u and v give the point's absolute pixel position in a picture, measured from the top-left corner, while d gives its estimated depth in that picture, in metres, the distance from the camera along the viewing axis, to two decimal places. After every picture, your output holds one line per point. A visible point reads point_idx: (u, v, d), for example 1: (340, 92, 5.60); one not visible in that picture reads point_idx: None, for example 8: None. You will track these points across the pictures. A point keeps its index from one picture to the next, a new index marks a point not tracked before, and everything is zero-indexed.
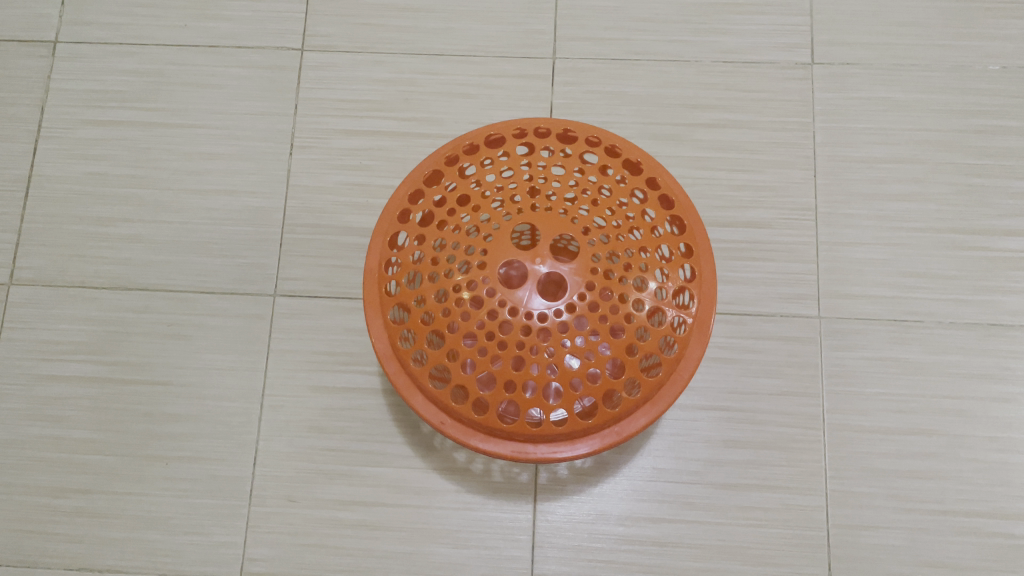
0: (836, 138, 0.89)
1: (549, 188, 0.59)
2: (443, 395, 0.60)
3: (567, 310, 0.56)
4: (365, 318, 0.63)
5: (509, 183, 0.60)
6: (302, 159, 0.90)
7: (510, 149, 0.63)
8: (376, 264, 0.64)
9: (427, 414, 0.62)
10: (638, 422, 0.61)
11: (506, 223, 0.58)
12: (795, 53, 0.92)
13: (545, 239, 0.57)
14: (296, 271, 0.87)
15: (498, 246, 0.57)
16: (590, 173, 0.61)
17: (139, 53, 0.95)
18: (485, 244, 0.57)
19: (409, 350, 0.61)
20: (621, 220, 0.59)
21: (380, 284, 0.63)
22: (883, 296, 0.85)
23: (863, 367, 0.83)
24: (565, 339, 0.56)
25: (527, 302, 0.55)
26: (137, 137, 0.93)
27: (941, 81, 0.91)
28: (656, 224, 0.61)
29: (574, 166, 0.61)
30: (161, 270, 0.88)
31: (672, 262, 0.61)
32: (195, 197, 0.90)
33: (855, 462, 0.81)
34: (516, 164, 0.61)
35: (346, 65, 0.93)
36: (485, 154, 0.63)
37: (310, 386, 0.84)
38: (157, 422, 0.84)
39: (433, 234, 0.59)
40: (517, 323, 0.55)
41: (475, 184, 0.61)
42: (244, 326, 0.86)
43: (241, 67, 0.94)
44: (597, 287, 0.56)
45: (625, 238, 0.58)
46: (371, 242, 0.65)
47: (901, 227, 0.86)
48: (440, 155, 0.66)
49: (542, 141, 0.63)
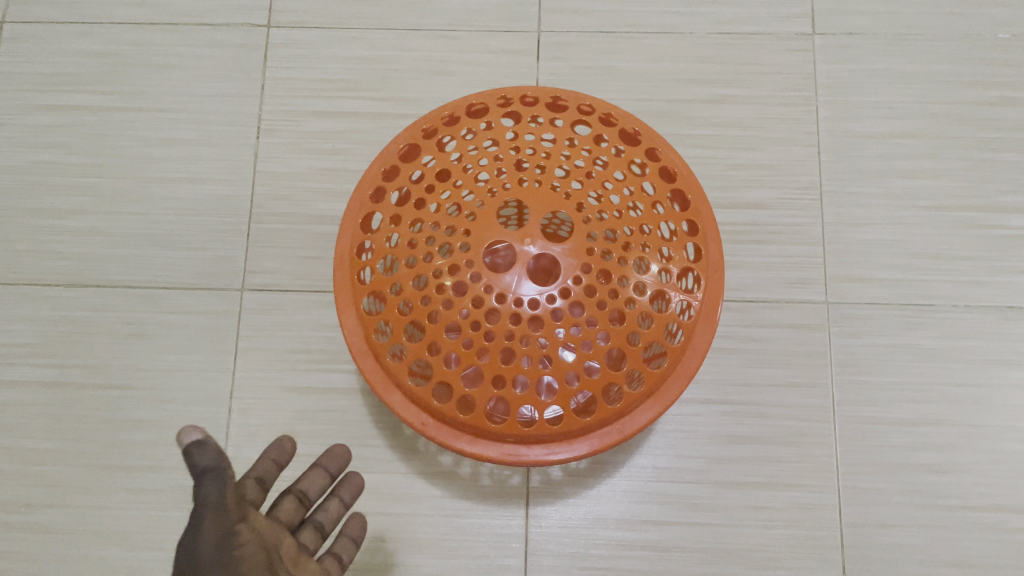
0: (841, 113, 0.84)
1: (539, 162, 0.53)
2: (424, 391, 0.54)
3: (562, 295, 0.50)
4: (338, 310, 0.57)
5: (492, 156, 0.54)
6: (271, 143, 0.84)
7: (493, 117, 0.56)
8: (348, 250, 0.58)
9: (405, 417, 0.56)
10: (643, 421, 0.55)
11: (491, 200, 0.52)
12: (796, 23, 0.86)
13: (535, 217, 0.51)
14: (266, 263, 0.81)
15: (484, 227, 0.51)
16: (583, 144, 0.55)
17: (93, 32, 0.88)
18: (468, 222, 0.52)
19: (385, 346, 0.55)
20: (619, 195, 0.53)
21: (353, 270, 0.57)
22: (894, 279, 0.79)
23: (874, 355, 0.78)
24: (559, 329, 0.50)
25: (517, 289, 0.50)
26: (92, 123, 0.86)
27: (950, 50, 0.85)
28: (658, 199, 0.54)
29: (565, 137, 0.55)
30: (120, 265, 0.82)
31: (676, 242, 0.55)
32: (156, 186, 0.84)
33: (869, 455, 0.76)
34: (501, 135, 0.55)
35: (316, 42, 0.87)
36: (466, 124, 0.57)
37: (283, 388, 0.78)
38: (118, 429, 0.78)
39: (408, 216, 0.53)
40: (505, 310, 0.50)
41: (456, 160, 0.55)
42: (210, 323, 0.80)
43: (204, 46, 0.87)
44: (594, 269, 0.51)
45: (624, 215, 0.52)
46: (341, 226, 0.59)
47: (911, 206, 0.81)
48: (413, 128, 0.59)
49: (529, 110, 0.56)
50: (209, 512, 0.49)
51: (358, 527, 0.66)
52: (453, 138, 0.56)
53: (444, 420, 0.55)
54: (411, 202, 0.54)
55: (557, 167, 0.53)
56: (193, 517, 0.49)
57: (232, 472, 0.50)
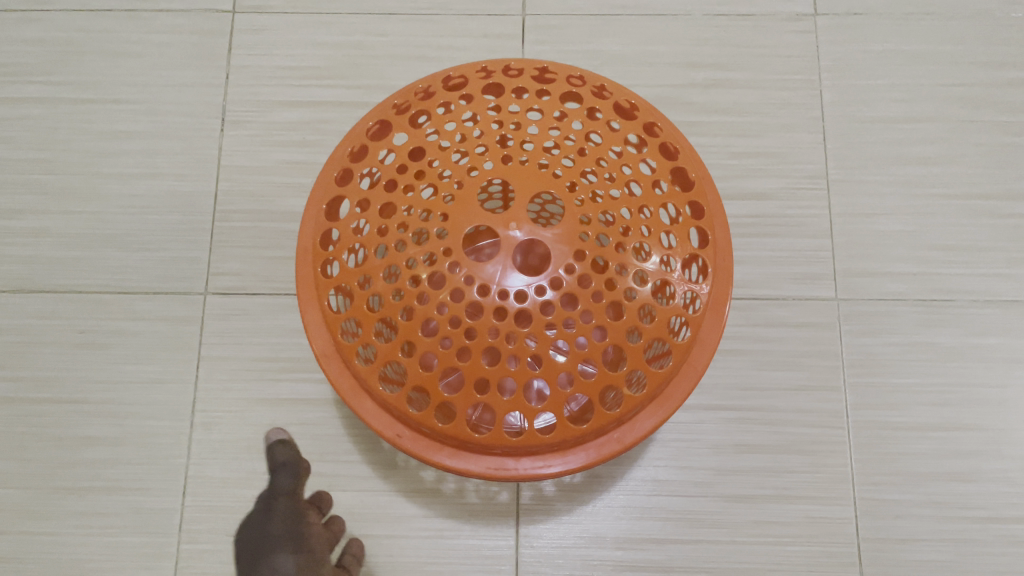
0: (847, 97, 0.78)
1: (524, 136, 0.47)
2: (398, 399, 0.48)
3: (553, 287, 0.44)
4: (301, 308, 0.51)
5: (472, 131, 0.48)
6: (236, 135, 0.78)
7: (472, 90, 0.50)
8: (312, 240, 0.52)
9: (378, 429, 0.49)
10: (646, 430, 0.49)
11: (470, 180, 0.46)
12: (798, 2, 0.81)
13: (520, 198, 0.45)
14: (231, 264, 0.75)
15: (462, 210, 0.45)
16: (573, 117, 0.49)
17: (43, 19, 0.82)
18: (445, 205, 0.46)
19: (354, 349, 0.49)
20: (615, 173, 0.47)
21: (317, 262, 0.51)
22: (909, 274, 0.74)
23: (890, 355, 0.72)
24: (550, 324, 0.44)
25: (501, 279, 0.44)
26: (42, 116, 0.79)
27: (962, 30, 0.80)
28: (658, 177, 0.48)
29: (553, 110, 0.49)
30: (71, 268, 0.75)
31: (681, 226, 0.48)
32: (111, 183, 0.77)
33: (887, 464, 0.70)
34: (482, 109, 0.49)
35: (285, 28, 0.81)
36: (442, 98, 0.51)
37: (249, 400, 0.71)
38: (69, 448, 0.72)
39: (377, 200, 0.47)
40: (489, 304, 0.44)
41: (431, 136, 0.49)
42: (170, 331, 0.73)
43: (164, 33, 0.81)
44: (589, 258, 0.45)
45: (621, 195, 0.46)
46: (305, 214, 0.52)
47: (924, 195, 0.76)
48: (383, 105, 0.53)
49: (513, 81, 0.51)
50: (281, 494, 0.60)
51: (362, 544, 0.66)
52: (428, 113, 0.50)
53: (421, 432, 0.49)
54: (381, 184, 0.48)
55: (545, 143, 0.47)
56: (268, 502, 0.60)
57: (304, 466, 0.62)
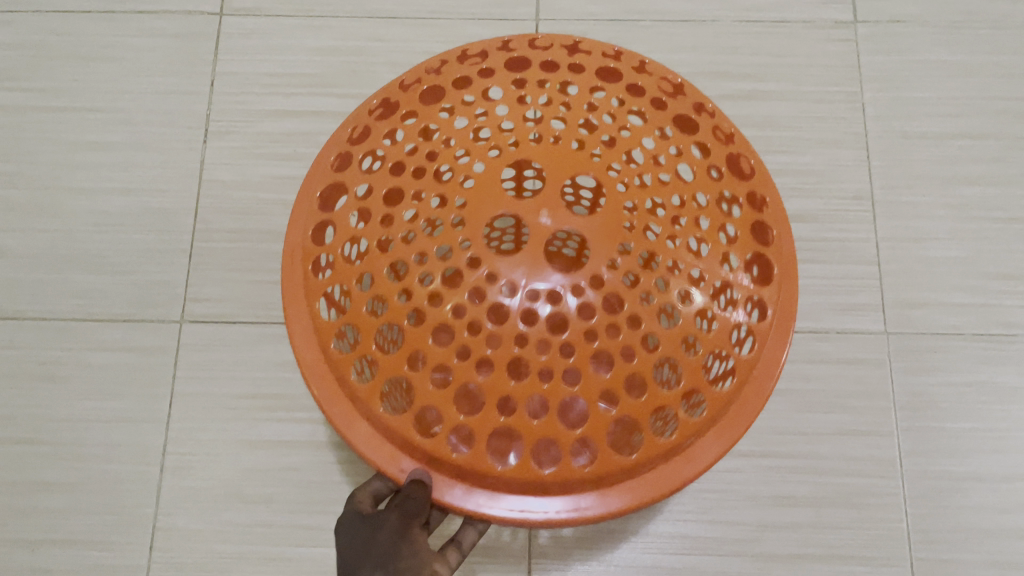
0: (891, 110, 0.72)
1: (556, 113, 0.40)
2: (403, 422, 0.39)
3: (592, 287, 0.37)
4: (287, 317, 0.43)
5: (494, 104, 0.41)
6: (220, 148, 0.71)
7: (493, 62, 0.44)
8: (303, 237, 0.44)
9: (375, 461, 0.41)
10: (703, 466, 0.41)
11: (492, 159, 0.39)
12: (834, 9, 0.74)
13: (552, 181, 0.38)
14: (210, 289, 0.67)
15: (485, 197, 0.38)
16: (613, 94, 0.42)
17: (13, 21, 0.75)
18: (463, 188, 0.38)
19: (351, 362, 0.41)
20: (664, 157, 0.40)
21: (307, 262, 0.43)
22: (966, 304, 0.66)
23: (946, 395, 0.64)
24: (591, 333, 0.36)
25: (531, 276, 0.37)
26: (7, 125, 0.72)
27: (1014, 39, 0.73)
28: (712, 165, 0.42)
29: (589, 83, 0.42)
30: (31, 292, 0.68)
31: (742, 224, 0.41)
32: (80, 199, 0.70)
33: (948, 519, 0.62)
34: (506, 81, 0.42)
35: (276, 32, 0.74)
36: (459, 73, 0.44)
37: (226, 441, 0.63)
38: (21, 494, 0.63)
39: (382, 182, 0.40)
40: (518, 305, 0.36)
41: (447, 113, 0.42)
42: (139, 362, 0.66)
43: (145, 37, 0.75)
44: (635, 251, 0.38)
45: (672, 181, 0.40)
46: (295, 210, 0.45)
47: (980, 217, 0.69)
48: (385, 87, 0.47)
49: (541, 53, 0.44)
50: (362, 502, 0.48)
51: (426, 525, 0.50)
52: (442, 87, 0.43)
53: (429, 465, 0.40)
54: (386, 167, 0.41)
55: (579, 121, 0.40)
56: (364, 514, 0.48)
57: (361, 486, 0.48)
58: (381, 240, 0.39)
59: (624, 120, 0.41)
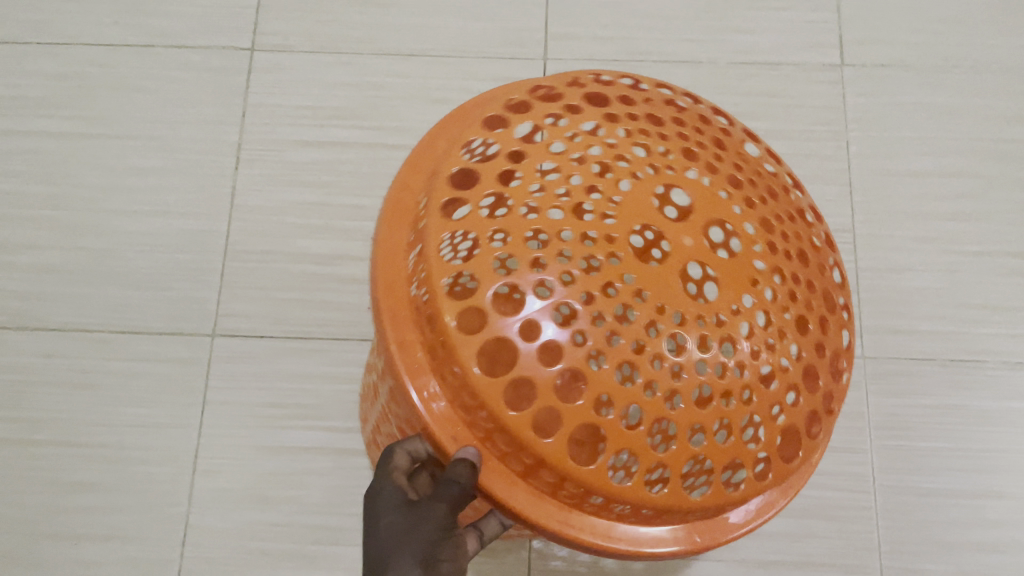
0: (874, 148, 0.77)
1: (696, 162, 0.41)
2: (494, 391, 0.36)
3: (716, 333, 0.37)
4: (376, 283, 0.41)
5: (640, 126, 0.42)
6: (250, 175, 0.77)
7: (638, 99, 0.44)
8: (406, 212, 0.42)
9: (416, 398, 0.38)
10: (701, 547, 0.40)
11: (650, 180, 0.39)
12: (823, 53, 0.79)
13: (696, 214, 0.39)
14: (240, 306, 0.73)
15: (633, 215, 0.38)
16: (744, 165, 0.44)
17: (60, 53, 0.81)
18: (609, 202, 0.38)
19: (436, 293, 0.37)
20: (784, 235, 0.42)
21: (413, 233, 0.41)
22: (939, 332, 0.71)
23: (919, 417, 0.69)
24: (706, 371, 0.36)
25: (664, 295, 0.37)
26: (53, 150, 0.78)
27: (992, 83, 0.78)
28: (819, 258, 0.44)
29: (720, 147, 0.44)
30: (74, 306, 0.73)
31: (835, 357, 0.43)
32: (121, 220, 0.76)
33: (917, 532, 0.67)
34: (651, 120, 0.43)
35: (303, 67, 0.80)
36: (605, 96, 0.44)
37: (253, 447, 0.69)
38: (64, 492, 0.69)
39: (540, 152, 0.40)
40: (647, 312, 0.36)
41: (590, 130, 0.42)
42: (173, 372, 0.71)
43: (181, 70, 0.80)
44: (754, 315, 0.38)
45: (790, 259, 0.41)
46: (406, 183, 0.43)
47: (955, 251, 0.74)
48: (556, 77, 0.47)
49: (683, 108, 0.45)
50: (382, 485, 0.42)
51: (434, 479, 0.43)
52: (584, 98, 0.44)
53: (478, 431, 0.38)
54: (547, 143, 0.40)
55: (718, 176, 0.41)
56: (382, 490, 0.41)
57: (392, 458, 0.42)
58: (525, 200, 0.38)
59: (752, 191, 0.42)
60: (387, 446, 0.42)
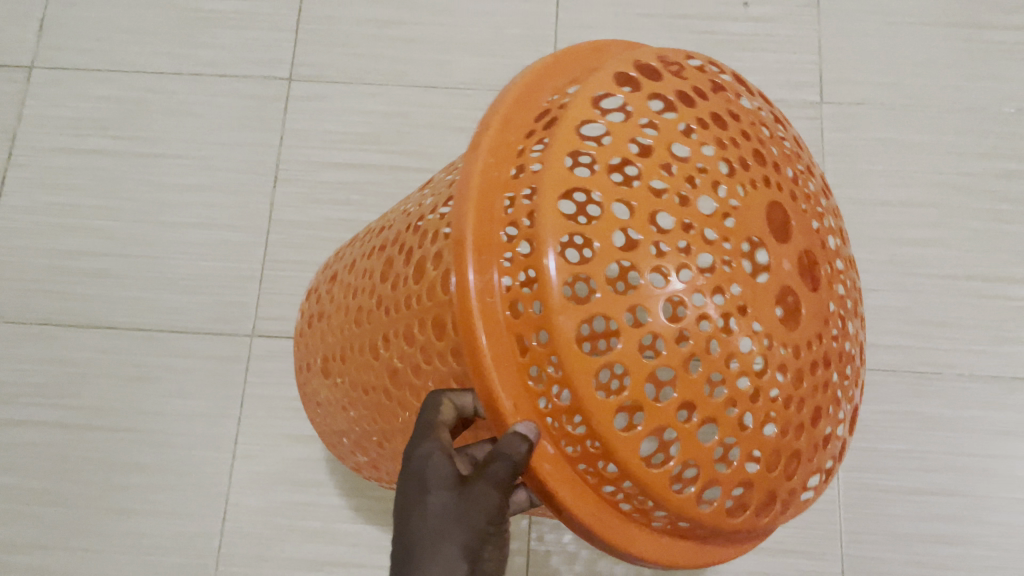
0: (848, 179, 0.85)
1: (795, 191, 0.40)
2: (582, 369, 0.33)
3: (791, 370, 0.36)
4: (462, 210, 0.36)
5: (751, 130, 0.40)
6: (287, 193, 0.86)
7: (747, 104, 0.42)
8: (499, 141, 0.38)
9: (471, 276, 0.35)
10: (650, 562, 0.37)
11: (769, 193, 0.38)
12: (805, 92, 0.88)
13: (794, 244, 0.38)
14: (276, 310, 0.82)
15: (744, 226, 0.36)
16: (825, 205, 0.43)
17: (117, 80, 0.90)
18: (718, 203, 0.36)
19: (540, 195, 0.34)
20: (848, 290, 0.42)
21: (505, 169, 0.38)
22: (901, 346, 0.80)
23: (879, 422, 0.78)
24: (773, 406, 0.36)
25: (758, 318, 0.35)
26: (111, 167, 0.87)
27: (956, 122, 0.87)
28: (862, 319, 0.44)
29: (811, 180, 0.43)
30: (129, 307, 0.83)
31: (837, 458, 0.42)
32: (170, 231, 0.85)
33: (875, 524, 0.75)
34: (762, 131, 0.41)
35: (335, 96, 0.89)
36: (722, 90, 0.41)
37: (286, 436, 0.78)
38: (120, 472, 0.78)
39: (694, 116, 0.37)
40: (742, 329, 0.35)
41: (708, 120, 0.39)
42: (216, 368, 0.80)
43: (225, 96, 0.89)
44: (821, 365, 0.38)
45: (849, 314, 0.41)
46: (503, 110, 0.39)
47: (918, 273, 0.82)
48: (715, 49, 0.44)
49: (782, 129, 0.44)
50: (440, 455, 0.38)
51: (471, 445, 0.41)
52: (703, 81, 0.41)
53: (525, 355, 0.35)
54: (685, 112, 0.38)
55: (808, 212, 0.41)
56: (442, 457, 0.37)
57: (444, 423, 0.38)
58: (656, 160, 0.36)
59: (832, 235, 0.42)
60: (431, 402, 0.38)
